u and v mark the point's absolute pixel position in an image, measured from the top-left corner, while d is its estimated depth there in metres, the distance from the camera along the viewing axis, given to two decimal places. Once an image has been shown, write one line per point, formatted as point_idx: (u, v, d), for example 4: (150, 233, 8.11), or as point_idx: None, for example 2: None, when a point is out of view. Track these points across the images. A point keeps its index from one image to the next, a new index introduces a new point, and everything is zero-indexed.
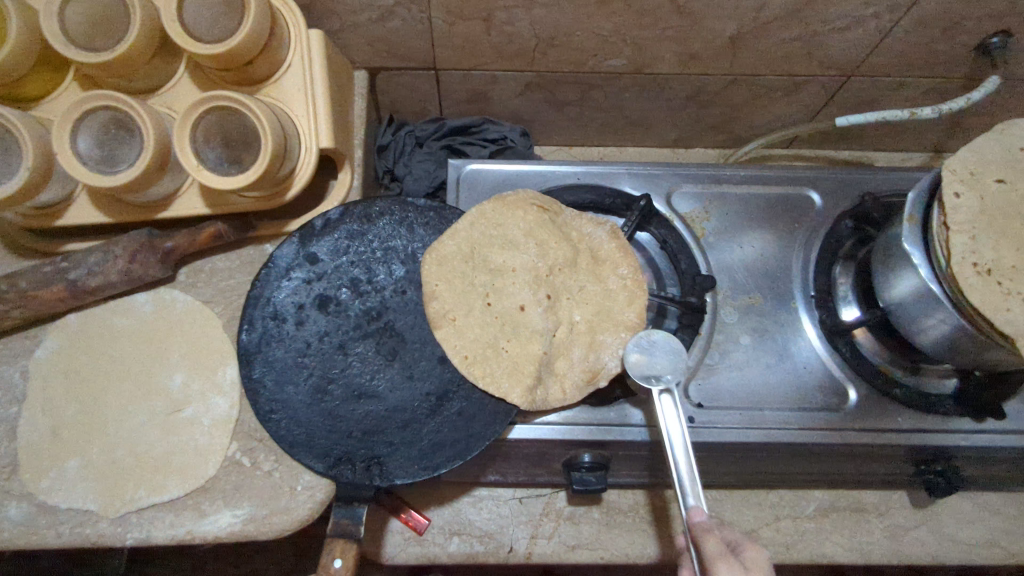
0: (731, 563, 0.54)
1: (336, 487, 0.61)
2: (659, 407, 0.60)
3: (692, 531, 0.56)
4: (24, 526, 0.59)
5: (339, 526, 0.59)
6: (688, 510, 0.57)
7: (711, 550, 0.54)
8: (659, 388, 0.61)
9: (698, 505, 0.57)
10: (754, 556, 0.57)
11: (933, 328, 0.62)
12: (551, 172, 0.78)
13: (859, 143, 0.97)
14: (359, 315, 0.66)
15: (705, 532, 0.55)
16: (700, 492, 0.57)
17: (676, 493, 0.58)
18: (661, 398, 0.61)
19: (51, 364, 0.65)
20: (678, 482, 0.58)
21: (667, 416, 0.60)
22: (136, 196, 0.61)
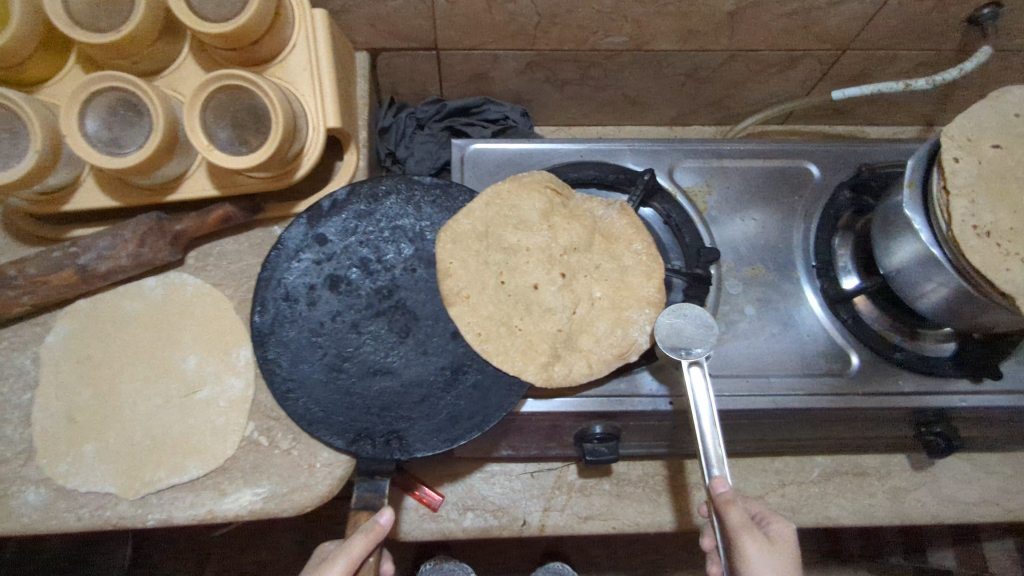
0: (756, 534, 0.56)
1: (356, 462, 0.61)
2: (688, 379, 0.60)
3: (715, 500, 0.58)
4: (43, 510, 0.60)
5: (362, 499, 0.61)
6: (712, 480, 0.58)
7: (734, 520, 0.56)
8: (687, 361, 0.60)
9: (722, 475, 0.58)
10: (781, 528, 0.60)
11: (933, 292, 0.64)
12: (555, 150, 0.79)
13: (853, 118, 0.99)
14: (370, 294, 0.66)
15: (727, 503, 0.57)
16: (724, 463, 0.58)
17: (701, 462, 0.59)
18: (690, 371, 0.61)
19: (63, 350, 0.65)
20: (702, 452, 0.59)
21: (696, 393, 0.60)
22: (145, 179, 0.61)
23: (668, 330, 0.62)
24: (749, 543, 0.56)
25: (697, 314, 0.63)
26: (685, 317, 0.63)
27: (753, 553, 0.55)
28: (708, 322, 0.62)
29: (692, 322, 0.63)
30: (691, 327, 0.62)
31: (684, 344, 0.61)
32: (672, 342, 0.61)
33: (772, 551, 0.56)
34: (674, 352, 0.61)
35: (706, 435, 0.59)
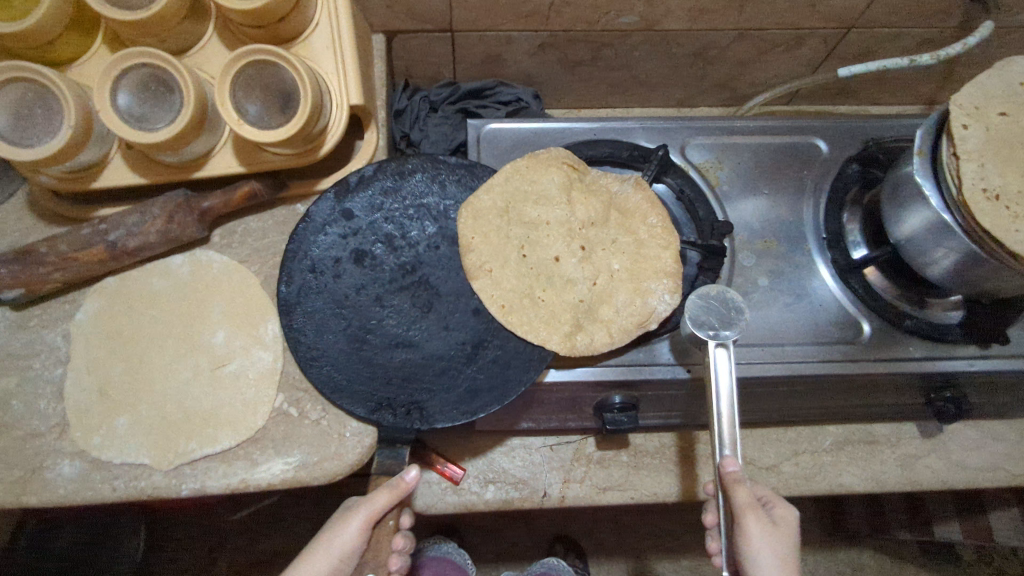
0: (759, 513, 0.59)
1: (377, 431, 0.62)
2: (711, 359, 0.61)
3: (723, 479, 0.60)
4: (78, 482, 0.61)
5: (384, 466, 0.62)
6: (721, 460, 0.60)
7: (740, 498, 0.59)
8: (715, 342, 0.61)
9: (732, 455, 0.61)
10: (783, 513, 0.62)
11: (942, 258, 0.66)
12: (569, 129, 0.80)
13: (857, 97, 1.01)
14: (394, 269, 0.67)
15: (736, 482, 0.60)
16: (736, 444, 0.60)
17: (712, 442, 0.61)
18: (716, 350, 0.61)
19: (93, 327, 0.66)
20: (716, 431, 0.61)
21: (718, 370, 0.61)
22: (173, 156, 0.62)
23: (698, 310, 0.63)
24: (750, 519, 0.58)
25: (730, 300, 0.64)
26: (717, 300, 0.64)
27: (753, 529, 0.58)
28: (738, 307, 0.63)
29: (723, 305, 0.64)
30: (721, 311, 0.63)
31: (713, 325, 0.62)
32: (701, 321, 0.62)
33: (771, 530, 0.58)
34: (702, 330, 0.61)
35: (722, 416, 0.61)
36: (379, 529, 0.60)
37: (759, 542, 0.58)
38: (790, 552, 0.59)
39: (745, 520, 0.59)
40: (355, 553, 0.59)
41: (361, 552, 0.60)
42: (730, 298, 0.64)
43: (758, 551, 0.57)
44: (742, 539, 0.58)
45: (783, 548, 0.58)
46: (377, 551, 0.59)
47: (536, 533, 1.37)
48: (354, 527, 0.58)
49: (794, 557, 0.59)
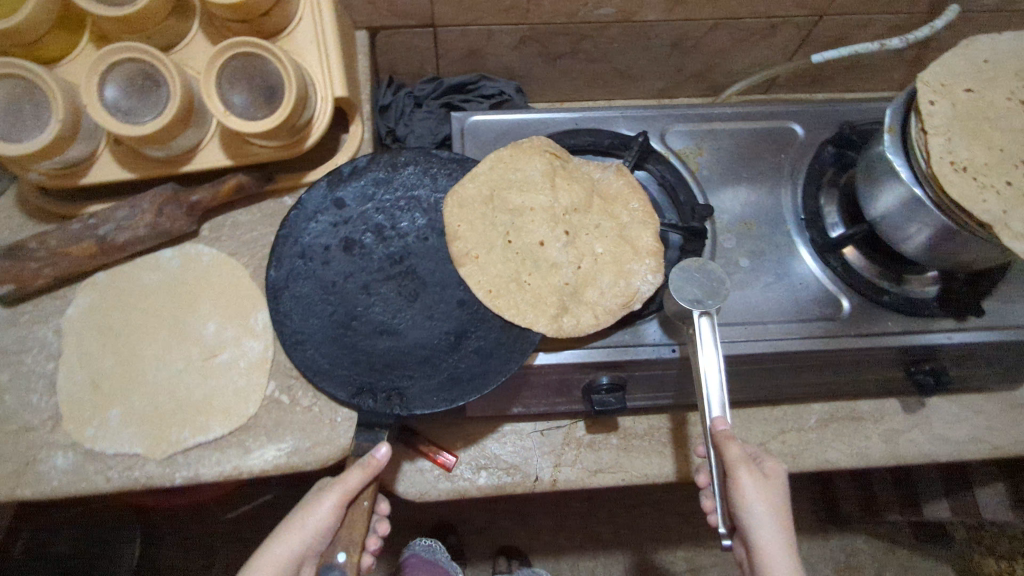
0: (750, 466, 0.61)
1: (358, 414, 0.63)
2: (697, 327, 0.62)
3: (715, 437, 0.62)
4: (71, 473, 0.61)
5: (361, 448, 0.63)
6: (712, 421, 0.62)
7: (733, 454, 0.61)
8: (699, 311, 0.62)
9: (721, 416, 0.62)
10: (773, 466, 0.65)
11: (917, 233, 0.68)
12: (551, 119, 0.82)
13: (834, 84, 1.03)
14: (383, 259, 0.69)
15: (728, 439, 0.62)
16: (724, 405, 0.62)
17: (702, 405, 0.63)
18: (701, 319, 0.62)
19: (84, 321, 0.67)
20: (704, 396, 0.63)
21: (704, 338, 0.62)
22: (161, 150, 0.63)
23: (680, 282, 0.64)
24: (743, 473, 0.61)
25: (712, 272, 0.65)
26: (700, 272, 0.65)
27: (746, 483, 0.61)
28: (720, 277, 0.64)
29: (707, 276, 0.65)
30: (704, 282, 0.64)
31: (697, 295, 0.63)
32: (685, 292, 0.63)
33: (763, 481, 0.62)
34: (684, 299, 0.62)
35: (713, 381, 0.62)
36: (353, 509, 0.61)
37: (753, 493, 0.61)
38: (783, 501, 0.62)
39: (738, 474, 0.61)
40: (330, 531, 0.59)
41: (333, 530, 0.59)
42: (712, 268, 0.65)
43: (752, 501, 0.61)
44: (736, 491, 0.61)
45: (774, 497, 0.62)
46: (354, 531, 0.59)
47: (533, 531, 1.37)
48: (329, 504, 0.59)
49: (786, 504, 0.63)
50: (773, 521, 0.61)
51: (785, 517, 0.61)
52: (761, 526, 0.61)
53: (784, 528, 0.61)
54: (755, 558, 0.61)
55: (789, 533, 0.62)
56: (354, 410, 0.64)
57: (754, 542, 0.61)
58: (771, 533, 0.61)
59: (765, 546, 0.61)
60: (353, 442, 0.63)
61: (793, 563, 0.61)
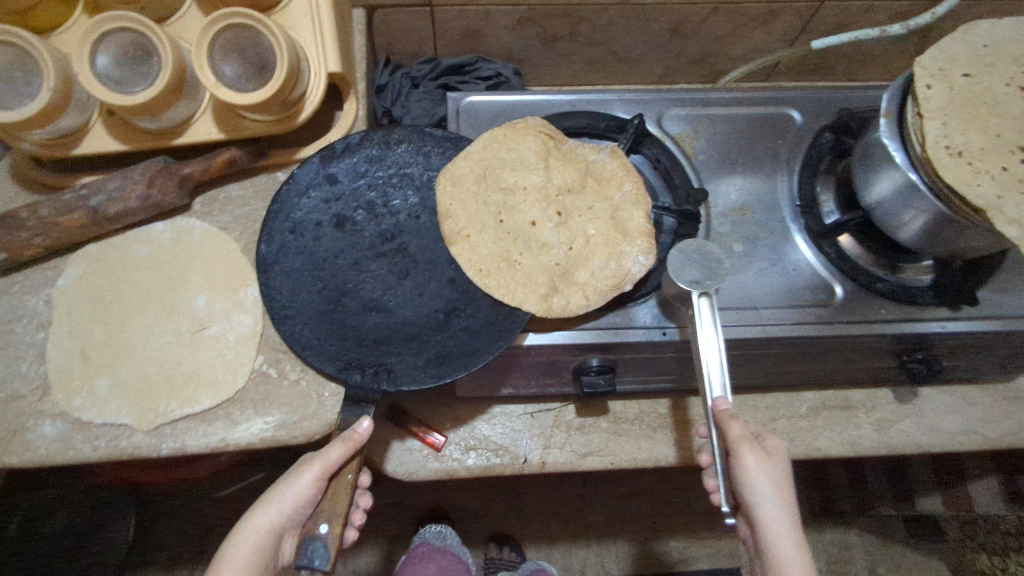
0: (753, 444, 0.61)
1: (345, 389, 0.64)
2: (696, 308, 0.62)
3: (716, 417, 0.62)
4: (59, 442, 0.62)
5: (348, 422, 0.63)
6: (714, 401, 0.62)
7: (735, 433, 0.61)
8: (698, 292, 0.62)
9: (722, 395, 0.62)
10: (776, 444, 0.65)
11: (913, 220, 0.68)
12: (547, 101, 0.81)
13: (835, 73, 1.02)
14: (374, 236, 0.69)
15: (729, 418, 0.61)
16: (725, 385, 0.62)
17: (704, 385, 0.63)
18: (700, 300, 0.62)
19: (75, 292, 0.67)
20: (703, 377, 0.63)
21: (703, 319, 0.62)
22: (153, 121, 0.64)
23: (677, 262, 0.64)
24: (747, 452, 0.61)
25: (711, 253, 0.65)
26: (697, 253, 0.65)
27: (750, 462, 0.61)
28: (716, 258, 0.64)
29: (704, 258, 0.65)
30: (702, 263, 0.64)
31: (696, 276, 0.63)
32: (684, 273, 0.63)
33: (766, 459, 0.62)
34: (683, 280, 0.62)
35: (714, 361, 0.62)
36: (338, 481, 0.61)
37: (757, 472, 0.61)
38: (786, 478, 0.63)
39: (742, 453, 0.61)
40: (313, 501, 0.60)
41: (316, 500, 0.60)
42: (709, 249, 0.65)
43: (757, 479, 0.61)
44: (741, 470, 0.62)
45: (777, 474, 0.62)
46: (336, 501, 0.60)
47: (527, 517, 1.37)
48: (309, 475, 0.59)
49: (788, 481, 0.64)
50: (777, 497, 0.61)
51: (788, 493, 0.62)
52: (765, 502, 0.61)
53: (787, 504, 0.62)
54: (760, 534, 0.63)
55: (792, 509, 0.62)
56: (341, 385, 0.64)
57: (758, 518, 0.62)
58: (776, 509, 0.61)
59: (770, 523, 0.62)
60: (340, 416, 0.63)
61: (796, 537, 0.62)
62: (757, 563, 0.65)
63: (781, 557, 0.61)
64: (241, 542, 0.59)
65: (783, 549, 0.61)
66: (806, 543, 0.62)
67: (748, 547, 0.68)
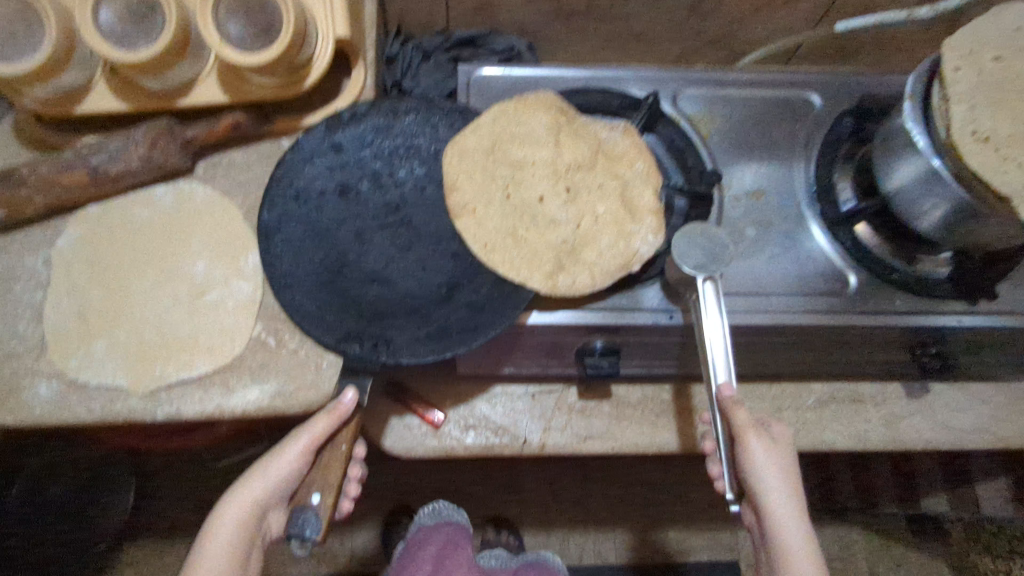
0: (759, 431, 0.61)
1: (343, 360, 0.62)
2: (700, 293, 0.60)
3: (721, 405, 0.61)
4: (54, 402, 0.61)
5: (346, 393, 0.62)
6: (718, 387, 0.59)
7: (740, 420, 0.61)
8: (702, 276, 0.59)
9: (728, 381, 0.59)
10: (781, 431, 0.65)
11: (933, 209, 0.66)
12: (559, 76, 0.79)
13: (858, 57, 0.99)
14: (378, 207, 0.68)
15: (735, 405, 0.61)
16: (731, 370, 0.59)
17: (708, 371, 0.60)
18: (704, 285, 0.60)
19: (74, 253, 0.66)
20: (708, 364, 0.59)
21: (707, 303, 0.59)
22: (156, 81, 0.62)
23: (682, 246, 0.61)
24: (753, 440, 0.61)
25: (717, 237, 0.62)
26: (703, 236, 0.62)
27: (756, 449, 0.61)
28: (723, 241, 0.62)
29: (711, 241, 0.62)
30: (708, 246, 0.61)
31: (700, 260, 0.60)
32: (689, 257, 0.60)
33: (772, 446, 0.62)
34: (688, 264, 0.60)
35: (718, 347, 0.59)
36: (330, 453, 0.60)
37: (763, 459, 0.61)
38: (790, 464, 0.63)
39: (748, 440, 0.61)
40: (300, 474, 0.60)
41: (305, 473, 0.60)
42: (714, 232, 0.62)
43: (763, 467, 0.61)
44: (747, 458, 0.61)
45: (783, 461, 0.61)
46: (329, 473, 0.59)
47: (526, 502, 1.37)
48: (296, 449, 0.58)
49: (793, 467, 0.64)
50: (783, 484, 0.61)
51: (793, 479, 0.62)
52: (772, 489, 0.61)
53: (793, 491, 0.62)
54: (767, 520, 0.62)
55: (798, 495, 0.62)
56: (339, 356, 0.63)
57: (765, 505, 0.62)
58: (782, 496, 0.61)
59: (777, 509, 0.62)
60: (337, 388, 0.62)
61: (802, 523, 0.62)
62: (763, 550, 0.65)
63: (786, 542, 0.61)
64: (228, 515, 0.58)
65: (789, 535, 0.61)
66: (812, 529, 0.62)
67: (753, 534, 0.67)
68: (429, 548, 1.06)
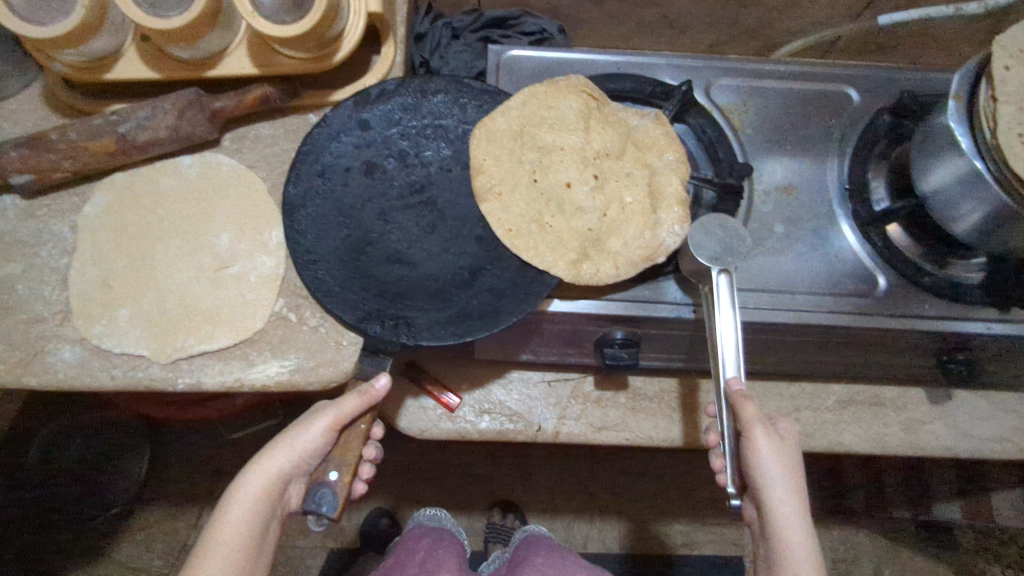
0: (766, 427, 0.59)
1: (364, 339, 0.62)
2: (715, 286, 0.58)
3: (729, 398, 0.59)
4: (77, 367, 0.62)
5: (364, 371, 0.62)
6: (726, 381, 0.58)
7: (748, 414, 0.59)
8: (718, 268, 0.58)
9: (736, 375, 0.58)
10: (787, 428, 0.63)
11: (970, 213, 0.64)
12: (592, 60, 0.78)
13: (896, 53, 0.96)
14: (403, 186, 0.67)
15: (743, 399, 0.59)
16: (740, 365, 0.58)
17: (717, 365, 0.59)
18: (718, 278, 0.58)
19: (100, 220, 0.67)
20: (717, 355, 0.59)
21: (721, 297, 0.58)
22: (187, 50, 0.62)
23: (699, 238, 0.59)
24: (760, 435, 0.59)
25: (735, 230, 0.60)
26: (721, 229, 0.60)
27: (762, 444, 0.59)
28: (741, 235, 0.60)
29: (729, 234, 0.60)
30: (726, 239, 0.59)
31: (716, 252, 0.58)
32: (704, 248, 0.59)
33: (779, 443, 0.60)
34: (703, 256, 0.58)
35: (730, 340, 0.58)
36: (350, 431, 0.61)
37: (768, 454, 0.60)
38: (795, 462, 0.61)
39: (754, 435, 0.59)
40: (324, 451, 0.59)
41: (328, 449, 0.60)
42: (732, 226, 0.60)
43: (767, 462, 0.60)
44: (752, 452, 0.60)
45: (788, 458, 0.60)
46: (348, 450, 0.60)
47: (533, 487, 1.37)
48: (321, 426, 0.59)
49: (797, 465, 0.62)
50: (787, 481, 0.60)
51: (796, 476, 0.60)
52: (774, 485, 0.60)
53: (796, 490, 0.60)
54: (766, 517, 0.61)
55: (801, 494, 0.61)
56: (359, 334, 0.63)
57: (767, 502, 0.60)
58: (784, 493, 0.60)
59: (778, 506, 0.60)
60: (357, 366, 0.62)
61: (803, 522, 0.60)
62: (760, 546, 0.64)
63: (786, 540, 0.60)
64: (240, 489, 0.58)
65: (790, 534, 0.60)
66: (813, 529, 0.61)
67: (752, 529, 0.66)
68: (424, 539, 1.08)
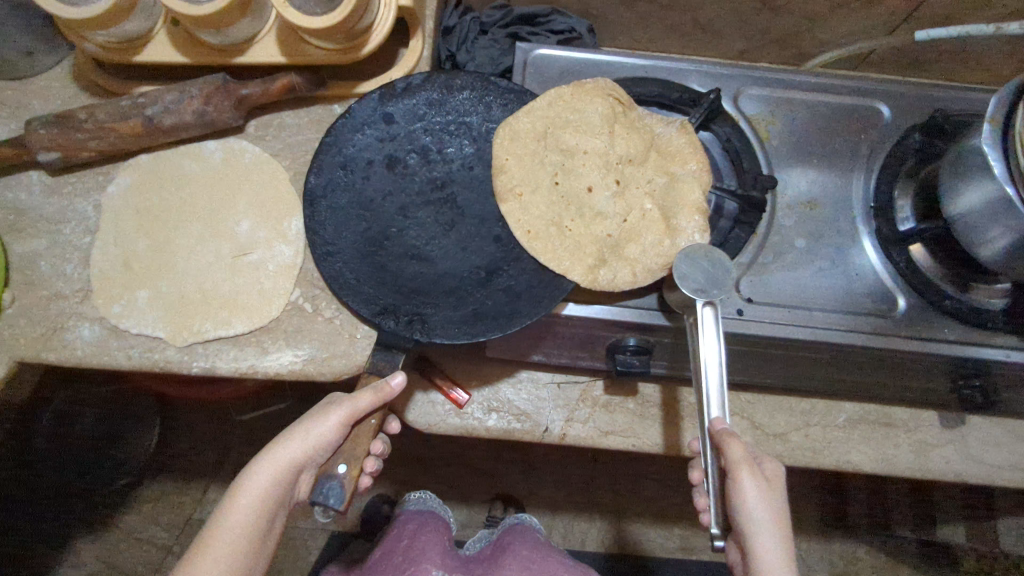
0: (753, 467, 0.58)
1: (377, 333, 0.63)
2: (699, 318, 0.58)
3: (714, 436, 0.59)
4: (95, 345, 0.63)
5: (375, 365, 0.62)
6: (711, 420, 0.58)
7: (735, 454, 0.58)
8: (703, 301, 0.57)
9: (720, 415, 0.58)
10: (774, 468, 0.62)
11: (999, 238, 0.62)
12: (619, 63, 0.77)
13: (931, 69, 0.95)
14: (424, 182, 0.67)
15: (729, 437, 0.58)
16: (724, 404, 0.57)
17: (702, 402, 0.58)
18: (704, 309, 0.58)
19: (124, 201, 0.67)
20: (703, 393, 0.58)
21: (706, 330, 0.57)
22: (216, 37, 0.62)
23: (686, 268, 0.59)
24: (745, 475, 0.58)
25: (722, 261, 0.59)
26: (707, 260, 0.59)
27: (748, 485, 0.58)
28: (726, 265, 0.59)
29: (715, 265, 0.59)
30: (712, 270, 0.58)
31: (700, 283, 0.58)
32: (687, 278, 0.58)
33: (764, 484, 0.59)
34: (687, 288, 0.57)
35: (713, 377, 0.57)
36: (359, 427, 0.62)
37: (753, 495, 0.59)
38: (780, 503, 0.60)
39: (740, 475, 0.58)
40: (334, 446, 0.60)
41: (337, 444, 0.61)
42: (718, 256, 0.59)
43: (752, 504, 0.59)
44: (737, 493, 0.59)
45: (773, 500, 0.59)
46: (357, 444, 0.61)
47: (536, 482, 1.38)
48: (334, 420, 0.59)
49: (783, 507, 0.61)
50: (772, 523, 0.59)
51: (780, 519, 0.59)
52: (760, 528, 0.59)
53: (781, 533, 0.60)
54: (751, 560, 0.59)
55: (786, 537, 0.60)
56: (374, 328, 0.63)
57: (751, 544, 0.59)
58: (768, 537, 0.59)
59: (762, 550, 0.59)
60: (368, 360, 0.62)
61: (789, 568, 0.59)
62: None
63: None
64: (234, 490, 0.58)
65: None
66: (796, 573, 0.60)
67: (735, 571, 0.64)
68: (406, 527, 1.06)
